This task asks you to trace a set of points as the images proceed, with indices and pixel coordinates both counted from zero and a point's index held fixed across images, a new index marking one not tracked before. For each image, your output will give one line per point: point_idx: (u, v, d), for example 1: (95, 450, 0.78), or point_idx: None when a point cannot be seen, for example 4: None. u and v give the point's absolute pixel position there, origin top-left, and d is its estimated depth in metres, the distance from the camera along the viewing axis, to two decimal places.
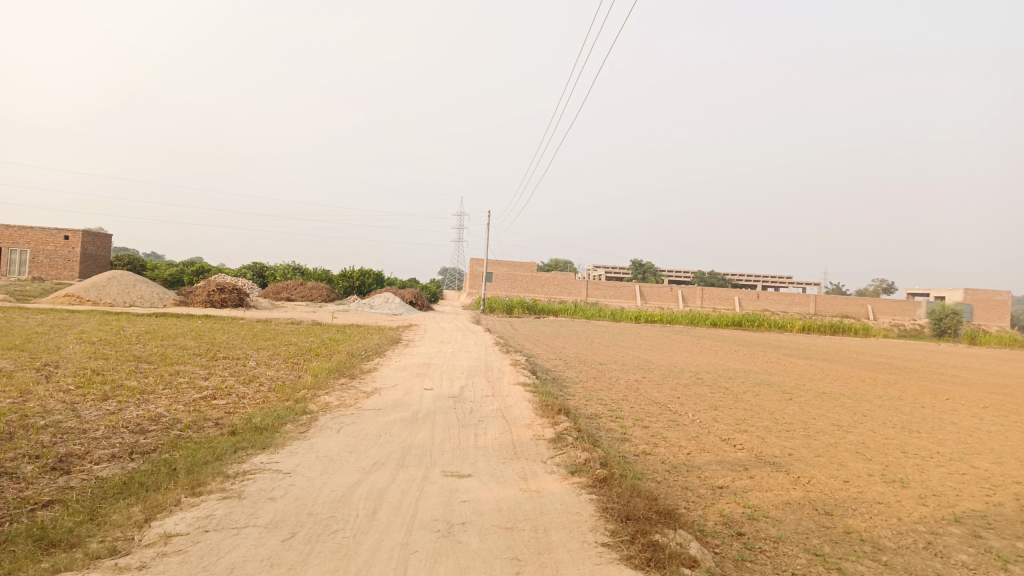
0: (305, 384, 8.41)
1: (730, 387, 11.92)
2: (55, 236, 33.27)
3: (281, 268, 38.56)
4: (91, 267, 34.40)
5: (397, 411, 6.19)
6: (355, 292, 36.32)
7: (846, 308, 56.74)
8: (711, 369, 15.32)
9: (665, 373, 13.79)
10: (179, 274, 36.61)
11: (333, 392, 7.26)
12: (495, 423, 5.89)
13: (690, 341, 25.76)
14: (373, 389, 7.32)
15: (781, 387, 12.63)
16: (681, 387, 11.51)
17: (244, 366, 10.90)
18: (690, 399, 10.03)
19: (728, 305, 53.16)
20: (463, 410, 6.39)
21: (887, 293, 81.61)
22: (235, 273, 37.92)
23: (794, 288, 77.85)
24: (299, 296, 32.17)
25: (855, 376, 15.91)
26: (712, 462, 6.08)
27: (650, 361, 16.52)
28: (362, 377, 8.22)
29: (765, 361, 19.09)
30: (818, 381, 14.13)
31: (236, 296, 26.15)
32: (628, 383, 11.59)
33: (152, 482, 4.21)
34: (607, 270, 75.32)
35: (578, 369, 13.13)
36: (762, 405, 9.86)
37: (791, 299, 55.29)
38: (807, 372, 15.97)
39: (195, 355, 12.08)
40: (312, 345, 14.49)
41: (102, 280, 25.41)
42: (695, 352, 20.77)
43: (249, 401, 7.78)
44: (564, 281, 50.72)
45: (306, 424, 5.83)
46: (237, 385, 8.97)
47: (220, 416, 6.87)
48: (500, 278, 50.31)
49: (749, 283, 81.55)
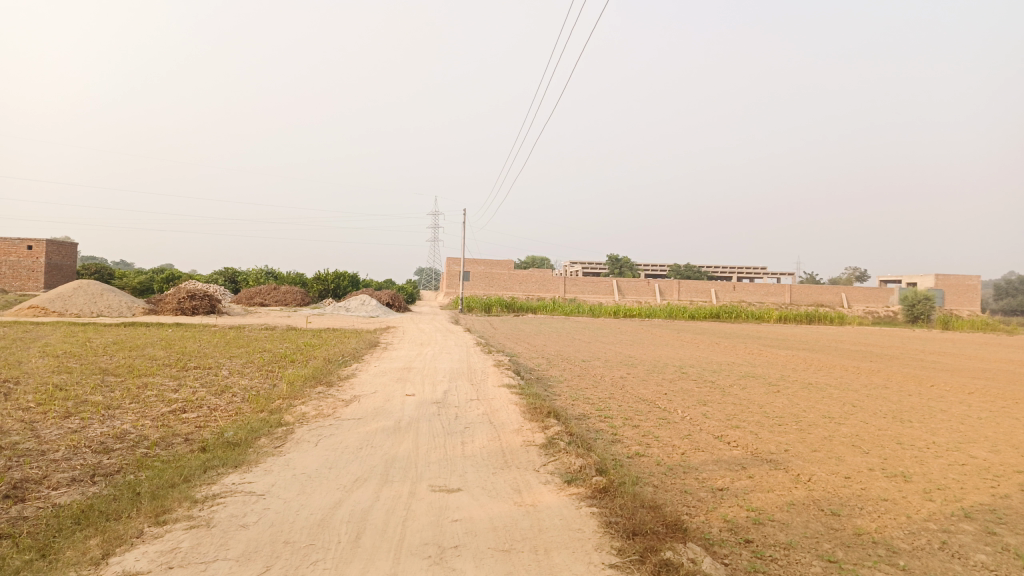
0: (280, 393, 8.04)
1: (716, 381, 11.74)
2: (17, 246, 32.30)
3: (254, 273, 37.87)
4: (57, 277, 33.48)
5: (378, 419, 5.88)
6: (330, 295, 35.76)
7: (820, 297, 57.26)
8: (695, 363, 15.18)
9: (649, 368, 13.60)
10: (149, 282, 35.78)
11: (310, 401, 6.92)
12: (481, 430, 5.61)
13: (670, 335, 25.64)
14: (352, 396, 6.98)
15: (766, 379, 12.50)
16: (666, 382, 11.31)
17: (217, 376, 10.48)
18: (677, 395, 9.81)
19: (705, 297, 53.36)
20: (447, 416, 6.08)
21: (860, 281, 82.61)
22: (207, 279, 37.16)
23: (769, 278, 78.45)
24: (273, 301, 31.57)
25: (838, 365, 15.86)
26: (708, 462, 5.85)
27: (632, 356, 16.33)
28: (340, 384, 7.87)
29: (747, 353, 19.02)
30: (802, 371, 14.03)
31: (208, 303, 25.54)
32: (613, 380, 11.36)
33: (113, 510, 3.86)
34: (584, 266, 75.31)
35: (561, 367, 12.88)
36: (751, 399, 9.67)
37: (766, 290, 55.67)
38: (790, 363, 15.89)
39: (165, 365, 11.62)
40: (287, 351, 14.06)
41: (68, 290, 24.65)
42: (676, 345, 20.65)
43: (221, 413, 7.40)
44: (541, 278, 50.53)
45: (282, 437, 5.49)
46: (208, 397, 8.57)
47: (190, 431, 6.50)
48: (477, 277, 49.97)
49: (725, 275, 82.04)
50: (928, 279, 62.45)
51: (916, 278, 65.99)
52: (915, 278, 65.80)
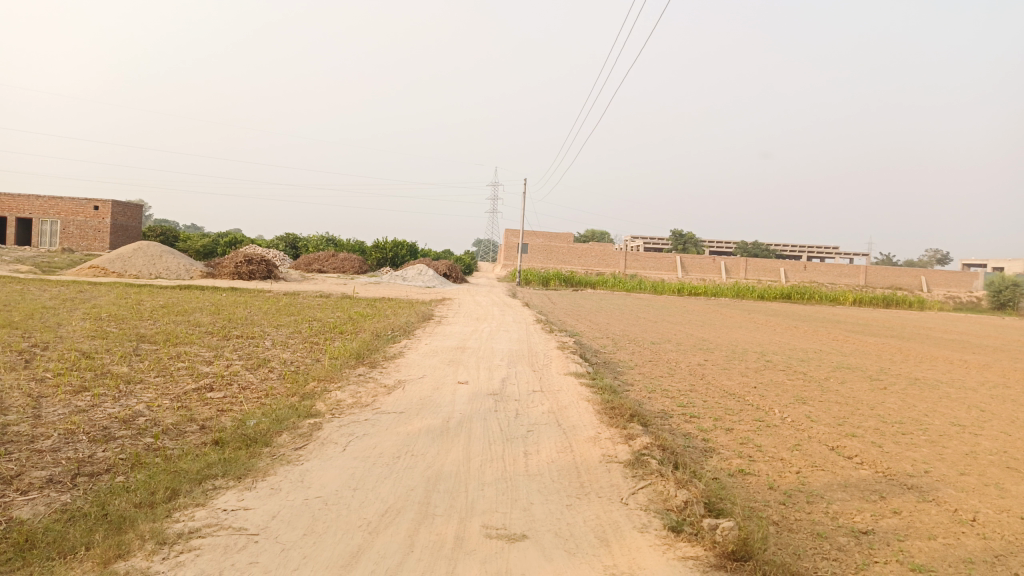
0: (319, 372, 7.13)
1: (810, 373, 10.34)
2: (84, 206, 32.69)
3: (313, 239, 37.60)
4: (122, 238, 33.81)
5: (423, 416, 4.83)
6: (388, 264, 35.16)
7: (898, 280, 54.03)
8: (777, 349, 13.77)
9: (728, 354, 12.29)
10: (211, 245, 35.89)
11: (347, 386, 5.93)
12: (549, 435, 4.49)
13: (740, 316, 24.00)
14: (395, 382, 5.97)
15: (865, 372, 11.06)
16: (751, 373, 10.01)
17: (257, 348, 9.70)
18: (769, 390, 8.53)
19: (774, 276, 50.89)
20: (506, 414, 5.00)
21: (941, 263, 78.15)
22: (266, 244, 37.03)
23: (842, 259, 74.76)
24: (331, 267, 31.14)
25: (940, 357, 14.19)
26: (834, 487, 4.64)
27: (706, 339, 15.00)
28: (385, 365, 6.87)
29: (830, 338, 17.45)
30: (904, 364, 12.44)
31: (265, 267, 25.14)
32: (691, 368, 10.10)
33: (65, 538, 2.92)
34: (645, 242, 73.37)
35: (630, 350, 11.71)
36: (858, 399, 8.31)
37: (840, 271, 52.79)
38: (884, 353, 14.31)
39: (206, 333, 10.93)
40: (336, 322, 13.25)
41: (128, 251, 24.59)
42: (750, 328, 19.11)
43: (250, 395, 6.49)
44: (602, 252, 49.04)
45: (305, 435, 4.50)
46: (242, 373, 7.71)
47: (208, 417, 5.60)
48: (536, 249, 48.75)
49: (794, 254, 78.81)
50: (1017, 264, 58.33)
51: (1004, 262, 61.69)
52: (1004, 264, 61.49)
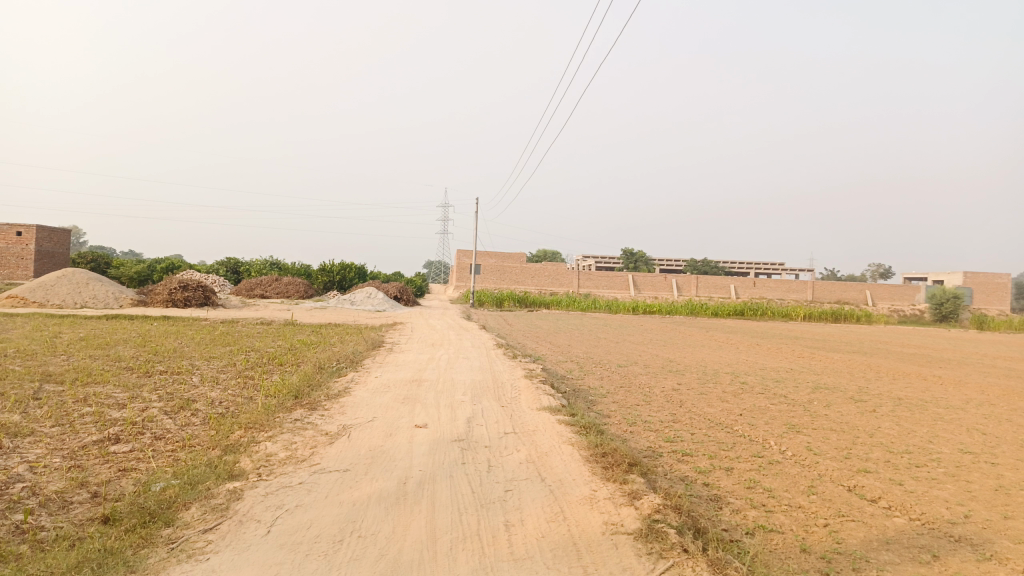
0: (250, 416, 6.05)
1: (792, 396, 9.65)
2: (6, 232, 30.57)
3: (257, 264, 36.01)
4: (48, 265, 31.71)
5: (373, 476, 3.86)
6: (336, 287, 33.82)
7: (844, 294, 54.88)
8: (748, 369, 13.13)
9: (701, 377, 11.56)
10: (147, 271, 33.99)
11: (279, 433, 4.91)
12: (532, 498, 3.57)
13: (700, 334, 23.47)
14: (340, 429, 4.97)
15: (846, 392, 10.45)
16: (732, 397, 9.26)
17: (182, 385, 8.51)
18: (757, 417, 7.77)
19: (725, 293, 51.09)
20: (477, 470, 4.05)
21: (882, 278, 80.12)
22: (206, 270, 35.29)
23: (788, 275, 75.91)
24: (275, 292, 29.67)
25: (912, 372, 13.74)
26: (876, 545, 3.86)
27: (674, 360, 14.30)
28: (328, 406, 5.84)
29: (795, 356, 16.99)
30: (881, 382, 11.91)
31: (202, 293, 23.65)
32: (668, 394, 9.32)
33: None
34: (597, 261, 73.37)
35: (599, 375, 10.87)
36: (853, 425, 7.61)
37: (788, 287, 53.37)
38: (856, 370, 13.81)
39: (124, 370, 9.67)
40: (277, 352, 12.10)
41: (51, 280, 22.80)
42: (712, 347, 18.53)
43: (164, 448, 5.38)
44: (555, 272, 48.49)
45: (220, 508, 3.48)
46: (159, 419, 6.55)
47: (105, 481, 4.49)
48: (488, 270, 47.91)
49: (742, 270, 79.81)
50: (955, 277, 59.89)
51: (943, 274, 63.34)
52: (942, 276, 63.08)
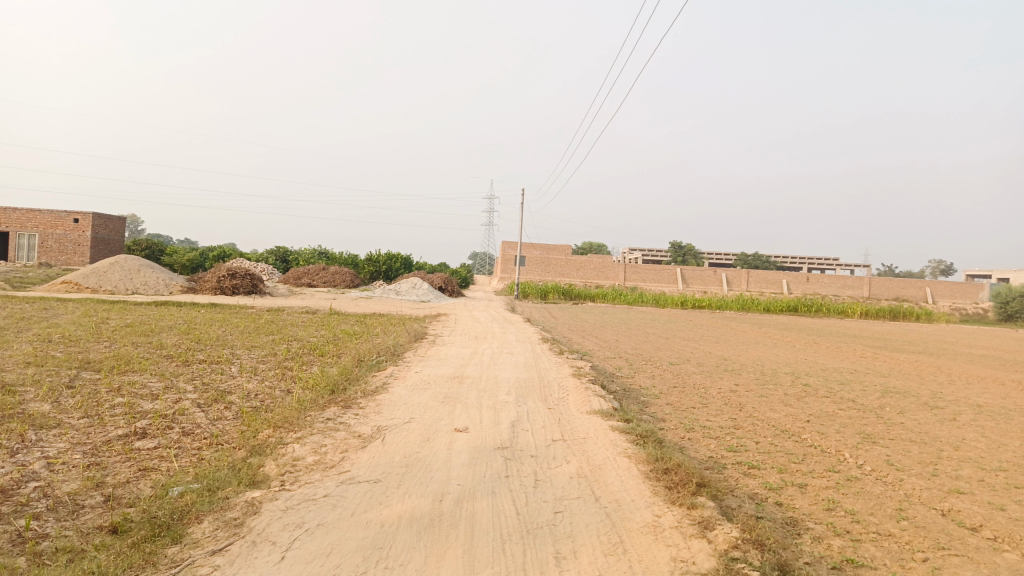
0: (281, 412, 5.70)
1: (861, 402, 8.94)
2: (64, 219, 31.28)
3: (305, 253, 36.22)
4: (104, 252, 32.39)
5: (406, 490, 3.43)
6: (381, 277, 33.78)
7: (903, 291, 52.75)
8: (809, 370, 12.41)
9: (759, 377, 10.92)
10: (198, 259, 34.47)
11: (308, 434, 4.53)
12: (586, 524, 3.11)
13: (753, 331, 22.60)
14: (374, 432, 4.56)
15: (919, 397, 9.70)
16: (795, 402, 8.61)
17: (219, 376, 8.26)
18: (827, 425, 7.14)
19: (777, 288, 49.61)
20: (523, 486, 3.60)
21: (944, 275, 76.94)
22: (255, 258, 35.66)
23: (843, 271, 73.54)
24: (321, 281, 29.72)
25: (987, 376, 12.81)
26: None
27: (728, 358, 13.64)
28: (362, 404, 5.45)
29: (857, 356, 16.11)
30: (956, 387, 11.05)
31: (249, 281, 23.75)
32: (725, 397, 8.74)
33: None
34: (644, 253, 72.24)
35: (650, 374, 10.34)
36: (935, 437, 6.91)
37: (843, 282, 51.60)
38: (926, 373, 12.95)
39: (163, 358, 9.50)
40: (318, 342, 11.86)
41: (103, 266, 23.16)
42: (767, 345, 17.74)
43: (190, 445, 5.07)
44: (601, 265, 47.74)
45: (235, 524, 3.10)
46: (190, 412, 6.27)
47: (120, 483, 4.17)
48: (534, 261, 47.44)
49: (794, 265, 77.63)
50: (1022, 275, 57.02)
51: (1010, 271, 60.42)
52: (1009, 274, 60.16)
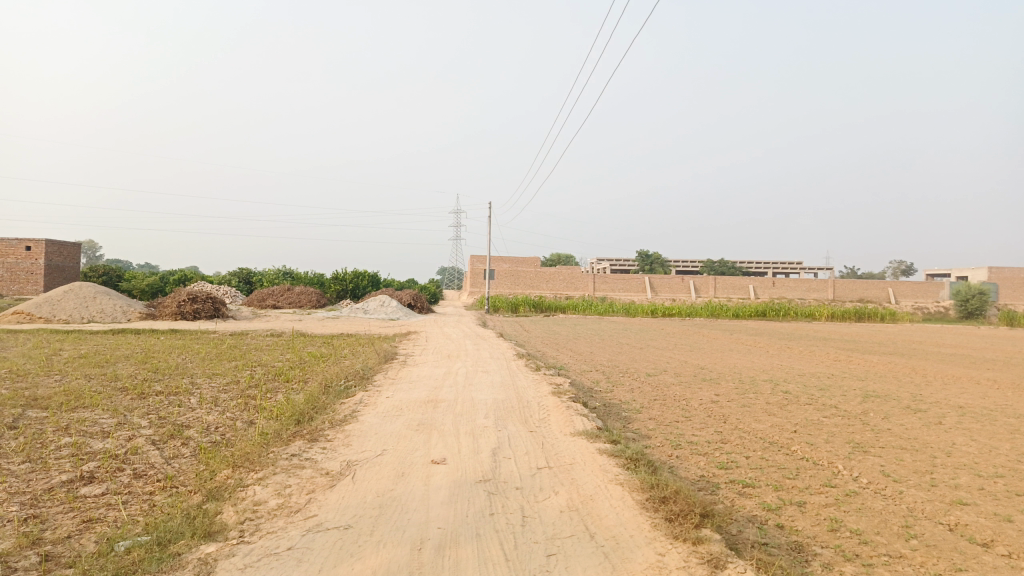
0: (242, 448, 5.27)
1: (844, 408, 8.77)
2: (15, 246, 30.17)
3: (270, 273, 35.46)
4: (58, 280, 31.30)
5: (381, 539, 3.07)
6: (348, 296, 33.18)
7: (866, 292, 53.55)
8: (786, 376, 12.26)
9: (738, 385, 10.73)
10: (158, 283, 33.51)
11: (270, 474, 4.14)
12: (583, 567, 2.78)
13: (725, 338, 22.54)
14: (342, 468, 4.19)
15: (901, 401, 9.56)
16: (779, 411, 8.40)
17: (177, 408, 7.77)
18: (815, 435, 6.92)
19: (744, 294, 49.98)
20: (509, 525, 3.26)
21: (904, 275, 78.47)
22: (218, 281, 34.79)
23: (807, 275, 74.56)
24: (287, 302, 29.03)
25: (961, 376, 12.80)
26: None
27: (705, 367, 13.46)
28: (330, 436, 5.06)
29: (831, 360, 16.07)
30: (934, 388, 10.97)
31: (211, 305, 23.05)
32: (708, 408, 8.49)
33: None
34: (612, 263, 72.48)
35: (629, 387, 10.07)
36: (925, 442, 6.73)
37: (808, 286, 52.22)
38: (901, 375, 12.89)
39: (118, 391, 8.97)
40: (283, 367, 11.38)
41: (57, 295, 22.29)
42: (740, 352, 17.63)
43: (141, 490, 4.63)
44: (570, 276, 47.63)
45: None
46: (144, 451, 5.81)
47: (59, 539, 3.72)
48: (503, 274, 47.17)
49: (760, 270, 78.54)
50: (980, 273, 58.31)
51: (967, 270, 61.76)
52: (967, 272, 61.52)
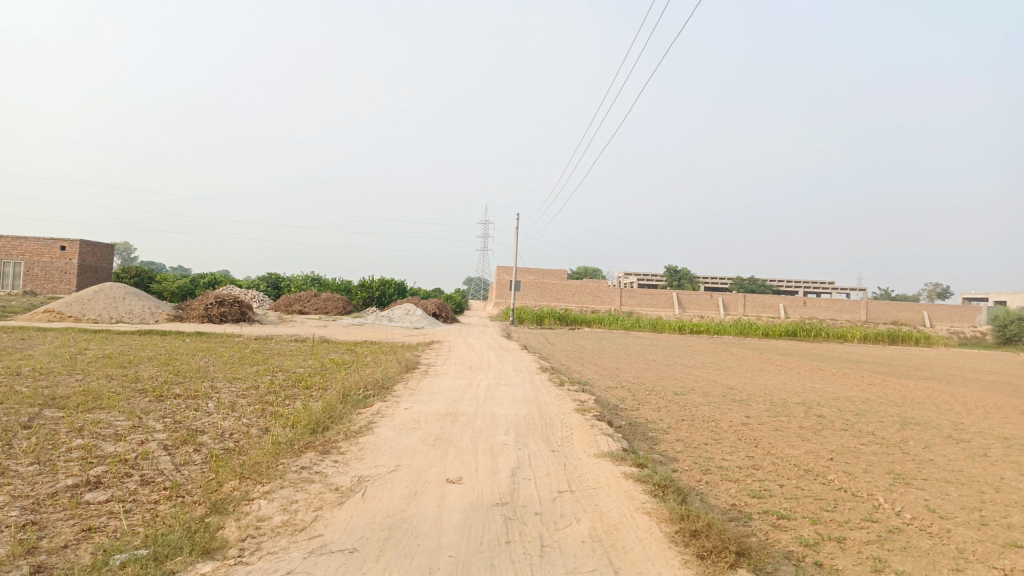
0: (253, 457, 5.10)
1: (882, 436, 8.35)
2: (50, 246, 30.68)
3: (297, 279, 35.64)
4: (91, 280, 31.76)
5: (387, 566, 2.85)
6: (374, 303, 33.19)
7: (900, 314, 52.34)
8: (819, 399, 11.83)
9: (770, 408, 10.35)
10: (188, 286, 33.85)
11: (277, 487, 3.94)
12: None
13: (754, 357, 22.01)
14: (352, 484, 3.97)
15: (942, 429, 9.12)
16: (813, 436, 8.03)
17: (193, 412, 7.65)
18: (853, 464, 6.56)
19: (774, 312, 49.12)
20: (525, 556, 3.02)
21: (940, 298, 76.69)
22: (247, 285, 35.07)
23: (839, 295, 73.20)
24: (313, 308, 29.10)
25: (1005, 404, 12.25)
26: None
27: (734, 387, 13.07)
28: (343, 448, 4.87)
29: (866, 383, 15.55)
30: (976, 417, 10.46)
31: (238, 309, 23.13)
32: (738, 431, 8.16)
33: None
34: (640, 278, 71.92)
35: (656, 406, 9.76)
36: (971, 476, 6.34)
37: (840, 306, 51.20)
38: (941, 402, 12.37)
39: (137, 393, 8.90)
40: (304, 373, 11.26)
41: (88, 295, 22.55)
42: (771, 372, 17.16)
43: (145, 498, 4.46)
44: (597, 289, 47.25)
45: None
46: (155, 456, 5.67)
47: (55, 549, 3.55)
48: (529, 286, 46.94)
49: (790, 289, 77.33)
50: (1019, 298, 56.70)
51: (1006, 294, 60.14)
52: (1006, 297, 59.89)
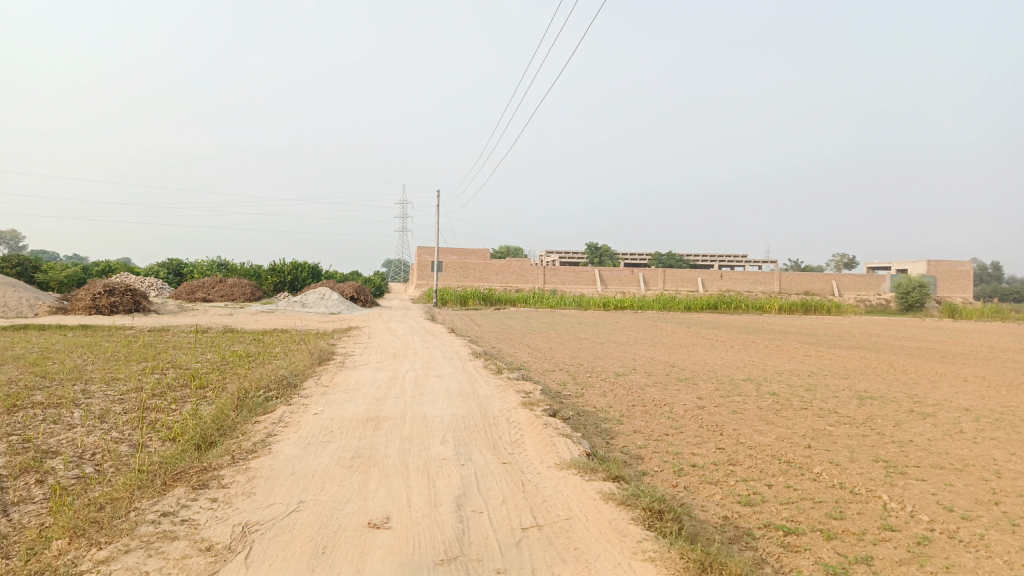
0: (102, 494, 3.79)
1: (847, 414, 7.68)
2: None
3: (202, 265, 33.17)
4: None
5: None
6: (287, 288, 31.22)
7: (811, 285, 53.83)
8: (765, 375, 11.22)
9: (720, 387, 9.61)
10: (77, 275, 30.88)
11: (119, 553, 2.72)
12: None
13: (683, 331, 21.56)
14: (232, 542, 2.79)
15: (901, 403, 8.56)
16: (777, 419, 7.27)
17: (49, 427, 6.17)
18: (835, 452, 5.79)
19: (694, 287, 49.61)
20: None
21: (846, 268, 79.79)
22: (146, 272, 32.36)
23: (751, 268, 75.09)
24: (219, 295, 26.95)
25: (945, 373, 11.95)
26: None
27: (676, 365, 12.32)
28: (228, 478, 3.65)
29: (801, 355, 15.18)
30: (926, 387, 10.03)
31: (131, 299, 20.94)
32: (697, 417, 7.32)
33: None
34: (561, 256, 71.73)
35: (601, 390, 8.84)
36: (963, 459, 5.67)
37: (755, 278, 52.24)
38: (884, 372, 11.99)
39: None
40: (200, 369, 9.78)
41: None
42: (705, 346, 16.65)
43: None
44: (519, 268, 46.43)
45: None
46: None
47: None
48: (450, 267, 45.61)
49: (706, 263, 78.86)
50: (919, 266, 59.22)
51: (906, 263, 62.86)
52: (906, 266, 62.62)
